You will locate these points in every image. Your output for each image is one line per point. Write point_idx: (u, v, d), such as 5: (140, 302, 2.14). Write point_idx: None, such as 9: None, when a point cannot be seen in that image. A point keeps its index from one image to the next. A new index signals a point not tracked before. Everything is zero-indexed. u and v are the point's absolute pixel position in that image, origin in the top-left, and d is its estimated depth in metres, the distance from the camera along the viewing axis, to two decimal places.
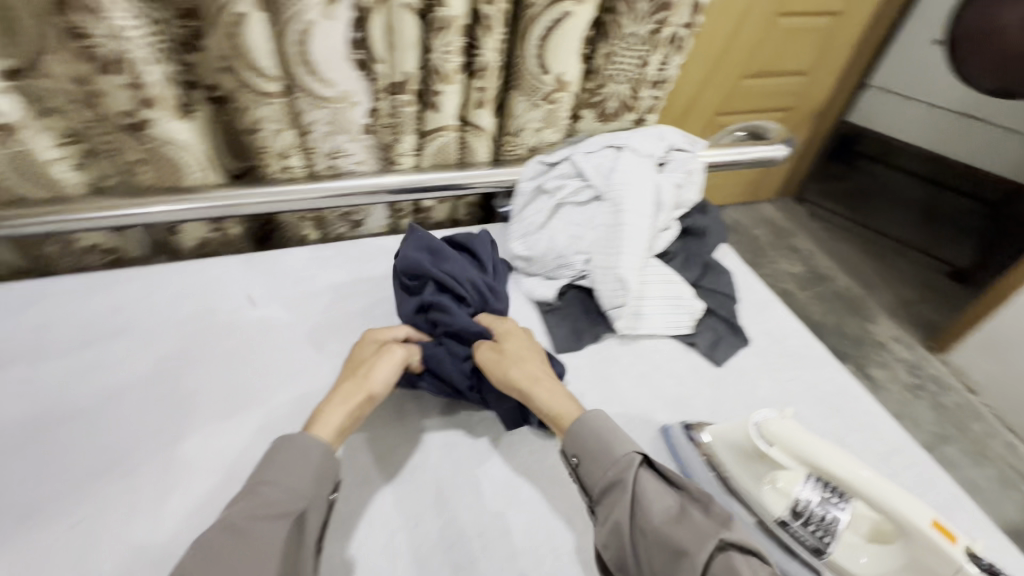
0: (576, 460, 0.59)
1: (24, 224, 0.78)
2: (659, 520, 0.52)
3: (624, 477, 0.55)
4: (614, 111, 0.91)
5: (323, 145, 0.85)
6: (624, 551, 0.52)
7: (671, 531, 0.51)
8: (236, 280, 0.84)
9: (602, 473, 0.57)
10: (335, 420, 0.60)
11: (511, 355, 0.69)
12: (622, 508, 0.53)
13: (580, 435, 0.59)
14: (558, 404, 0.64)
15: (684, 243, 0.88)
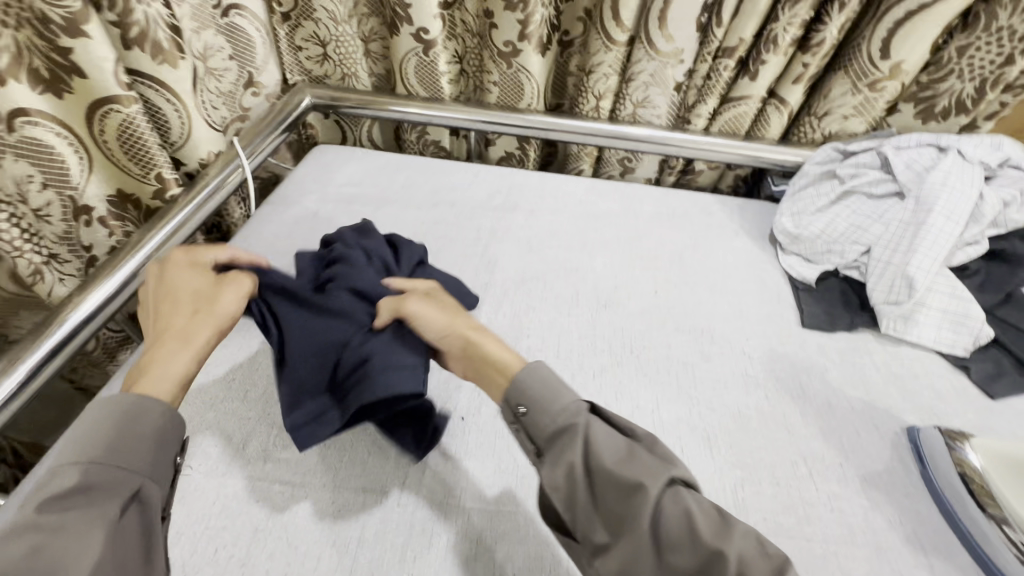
0: (523, 409, 0.50)
1: (411, 113, 1.08)
2: (618, 463, 0.45)
3: (577, 423, 0.48)
4: (943, 110, 0.86)
5: (637, 92, 0.99)
6: (573, 497, 0.46)
7: (621, 471, 0.44)
8: (533, 187, 1.04)
9: (550, 420, 0.49)
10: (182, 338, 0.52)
11: (426, 314, 0.59)
12: (576, 453, 0.46)
13: (533, 376, 0.51)
14: (489, 347, 0.56)
15: (988, 266, 0.80)
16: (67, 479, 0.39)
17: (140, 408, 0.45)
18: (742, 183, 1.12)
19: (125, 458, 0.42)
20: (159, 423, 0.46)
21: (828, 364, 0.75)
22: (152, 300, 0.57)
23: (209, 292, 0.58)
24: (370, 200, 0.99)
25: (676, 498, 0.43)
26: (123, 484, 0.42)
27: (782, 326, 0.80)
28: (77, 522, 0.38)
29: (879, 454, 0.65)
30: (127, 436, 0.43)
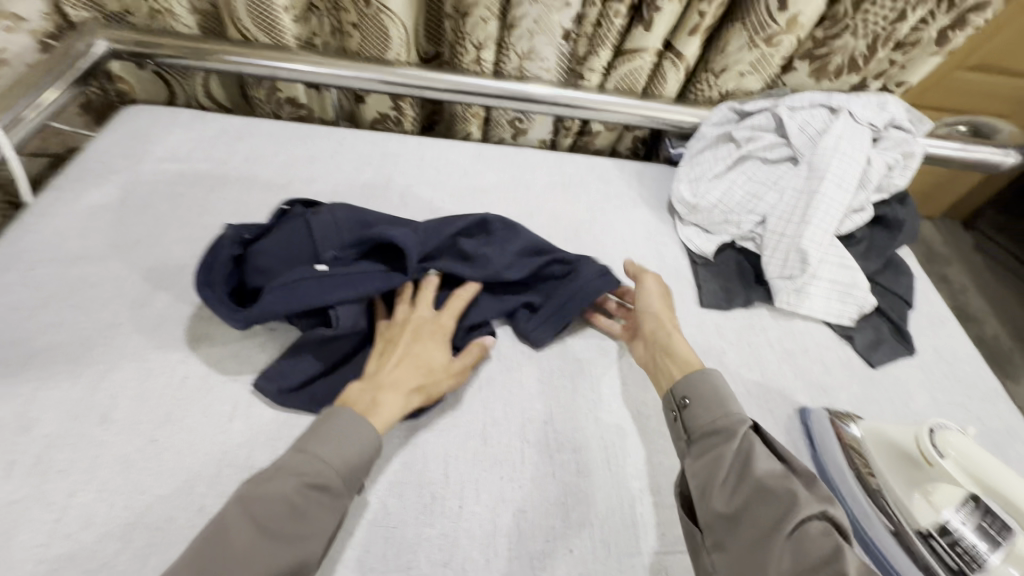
0: (686, 402, 0.55)
1: (250, 64, 0.86)
2: (765, 474, 0.47)
3: (736, 429, 0.50)
4: (836, 68, 0.82)
5: (522, 43, 0.85)
6: (712, 482, 0.48)
7: (766, 481, 0.46)
8: (410, 155, 0.89)
9: (708, 418, 0.52)
10: (404, 380, 0.56)
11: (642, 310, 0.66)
12: (728, 452, 0.49)
13: (702, 381, 0.55)
14: (682, 352, 0.60)
15: (871, 232, 0.79)
16: (285, 483, 0.45)
17: (353, 424, 0.50)
18: (641, 145, 1.04)
19: (335, 473, 0.47)
20: (361, 448, 0.49)
21: (727, 345, 0.72)
22: (389, 340, 0.60)
23: (439, 362, 0.58)
24: (201, 179, 0.79)
25: (822, 527, 0.43)
26: (332, 483, 0.47)
27: (683, 307, 0.75)
28: (302, 518, 0.45)
29: (773, 439, 0.63)
30: (349, 455, 0.48)
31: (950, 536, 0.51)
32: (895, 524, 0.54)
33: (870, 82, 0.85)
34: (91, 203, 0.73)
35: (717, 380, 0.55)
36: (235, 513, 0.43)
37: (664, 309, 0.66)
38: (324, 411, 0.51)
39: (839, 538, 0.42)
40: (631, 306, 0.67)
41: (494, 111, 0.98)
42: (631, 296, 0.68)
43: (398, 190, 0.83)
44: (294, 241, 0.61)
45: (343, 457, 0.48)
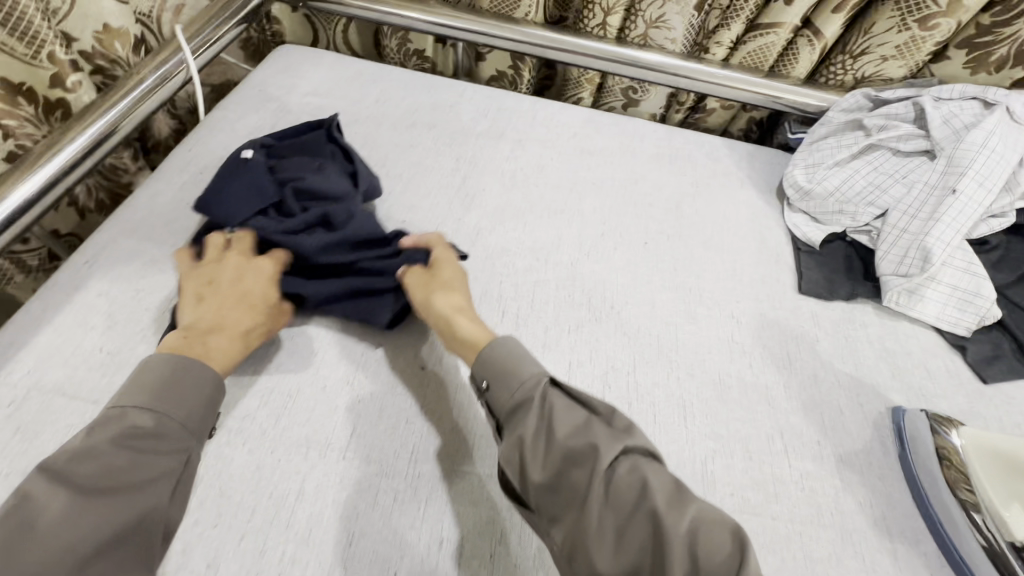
0: (484, 383, 0.52)
1: (391, 13, 0.94)
2: (563, 432, 0.45)
3: (533, 396, 0.48)
4: (999, 61, 0.75)
5: (651, 9, 0.85)
6: (526, 452, 0.46)
7: (572, 441, 0.45)
8: (523, 112, 0.93)
9: (510, 394, 0.49)
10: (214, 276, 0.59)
11: (438, 282, 0.61)
12: (530, 424, 0.47)
13: (502, 349, 0.52)
14: (473, 334, 0.56)
15: (1009, 242, 0.73)
16: (107, 435, 0.43)
17: (191, 367, 0.49)
18: (755, 126, 1.01)
19: (166, 421, 0.46)
20: (200, 373, 0.49)
21: (820, 333, 0.70)
22: (207, 272, 0.59)
23: (460, 302, 0.59)
24: (339, 114, 0.88)
25: (634, 467, 0.42)
26: (167, 429, 0.46)
27: (777, 290, 0.74)
28: (133, 467, 0.42)
29: (857, 431, 0.62)
30: (180, 384, 0.48)
31: None
32: (990, 541, 0.52)
33: None
34: (249, 125, 0.83)
35: (514, 347, 0.53)
36: (53, 469, 0.40)
37: (464, 291, 0.61)
38: (138, 361, 0.49)
39: (653, 471, 0.42)
40: (428, 279, 0.61)
41: (608, 78, 1.00)
42: (433, 266, 0.62)
43: (509, 144, 0.87)
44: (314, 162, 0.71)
45: (187, 388, 0.48)
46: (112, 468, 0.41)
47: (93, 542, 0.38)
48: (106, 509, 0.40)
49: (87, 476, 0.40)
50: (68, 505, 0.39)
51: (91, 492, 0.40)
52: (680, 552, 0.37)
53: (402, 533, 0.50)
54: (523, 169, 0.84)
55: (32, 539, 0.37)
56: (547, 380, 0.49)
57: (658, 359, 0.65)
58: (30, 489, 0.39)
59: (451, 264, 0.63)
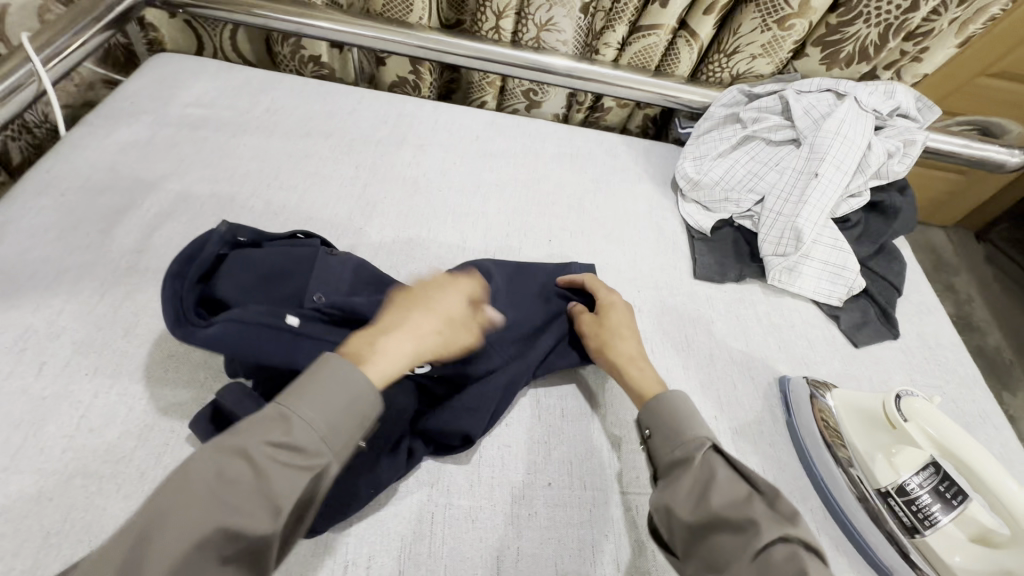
0: (647, 432, 0.53)
1: (275, 17, 0.90)
2: (721, 506, 0.44)
3: (692, 458, 0.48)
4: (847, 56, 0.84)
5: (540, 13, 0.87)
6: (672, 502, 0.47)
7: (721, 505, 0.45)
8: (426, 117, 0.92)
9: (668, 451, 0.50)
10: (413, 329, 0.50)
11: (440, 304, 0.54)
12: (684, 484, 0.47)
13: (678, 405, 0.53)
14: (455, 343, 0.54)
15: (867, 220, 0.81)
16: (250, 442, 0.37)
17: (344, 379, 0.42)
18: (651, 124, 1.06)
19: (315, 433, 0.40)
20: (361, 401, 0.42)
21: (714, 314, 0.75)
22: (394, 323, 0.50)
23: (458, 315, 0.55)
24: (224, 125, 0.83)
25: (786, 544, 0.41)
26: (310, 443, 0.39)
27: (675, 276, 0.78)
28: (274, 481, 0.37)
29: (750, 402, 0.66)
30: (345, 418, 0.41)
31: (907, 495, 0.55)
32: (862, 491, 0.57)
33: (879, 72, 0.87)
34: (121, 139, 0.77)
35: (689, 403, 0.54)
36: (202, 462, 0.36)
37: (635, 334, 0.62)
38: (320, 357, 0.43)
39: (783, 557, 0.40)
40: (599, 326, 0.62)
41: (509, 80, 1.01)
42: (599, 314, 0.64)
43: (412, 149, 0.86)
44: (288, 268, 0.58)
45: (342, 411, 0.41)
46: (255, 470, 0.37)
47: (187, 548, 0.33)
48: (231, 511, 0.35)
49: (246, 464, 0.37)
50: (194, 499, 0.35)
51: (214, 491, 0.35)
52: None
53: (303, 562, 0.48)
54: (427, 174, 0.83)
55: (161, 531, 0.33)
56: (710, 447, 0.49)
57: (596, 379, 0.65)
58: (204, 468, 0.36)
59: (626, 320, 0.63)
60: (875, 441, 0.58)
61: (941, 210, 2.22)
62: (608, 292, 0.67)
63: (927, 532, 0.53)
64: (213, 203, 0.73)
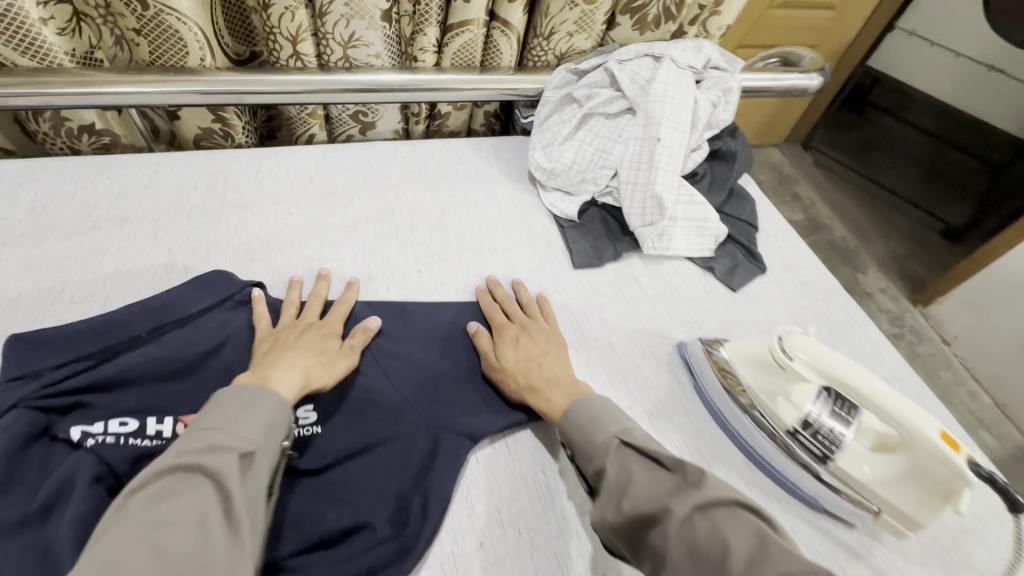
0: (569, 452, 0.54)
1: (10, 94, 0.72)
2: (637, 498, 0.45)
3: (607, 464, 0.49)
4: (654, 19, 0.86)
5: (339, 30, 0.79)
6: (606, 511, 0.46)
7: (639, 506, 0.44)
8: (246, 172, 0.80)
9: (588, 463, 0.51)
10: (299, 361, 0.54)
11: (284, 348, 0.56)
12: (609, 490, 0.47)
13: (587, 410, 0.54)
14: (298, 351, 0.56)
15: (710, 167, 0.85)
16: (176, 458, 0.39)
17: (250, 402, 0.45)
18: (494, 120, 1.02)
19: (227, 437, 0.42)
20: (270, 423, 0.45)
21: (603, 302, 0.73)
22: (274, 338, 0.58)
23: (334, 347, 0.59)
24: None
25: (705, 513, 0.42)
26: (231, 441, 0.41)
27: (556, 271, 0.76)
28: (193, 483, 0.38)
29: (657, 378, 0.66)
30: (254, 420, 0.44)
31: (812, 426, 0.57)
32: (773, 433, 0.58)
33: (687, 28, 0.90)
34: None
35: (606, 406, 0.55)
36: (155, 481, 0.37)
37: (529, 330, 0.65)
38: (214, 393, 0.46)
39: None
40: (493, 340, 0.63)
41: (331, 107, 0.92)
42: (497, 326, 0.65)
43: (235, 214, 0.74)
44: None
45: (262, 425, 0.45)
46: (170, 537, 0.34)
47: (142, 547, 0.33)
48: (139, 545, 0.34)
49: (219, 488, 0.38)
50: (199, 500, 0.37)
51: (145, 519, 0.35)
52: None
53: None
54: (262, 237, 0.72)
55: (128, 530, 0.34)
56: (618, 444, 0.50)
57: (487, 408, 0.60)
58: (206, 502, 0.37)
59: (500, 320, 0.66)
60: (763, 384, 0.60)
61: (769, 132, 2.50)
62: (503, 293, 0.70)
63: (834, 458, 0.55)
64: None
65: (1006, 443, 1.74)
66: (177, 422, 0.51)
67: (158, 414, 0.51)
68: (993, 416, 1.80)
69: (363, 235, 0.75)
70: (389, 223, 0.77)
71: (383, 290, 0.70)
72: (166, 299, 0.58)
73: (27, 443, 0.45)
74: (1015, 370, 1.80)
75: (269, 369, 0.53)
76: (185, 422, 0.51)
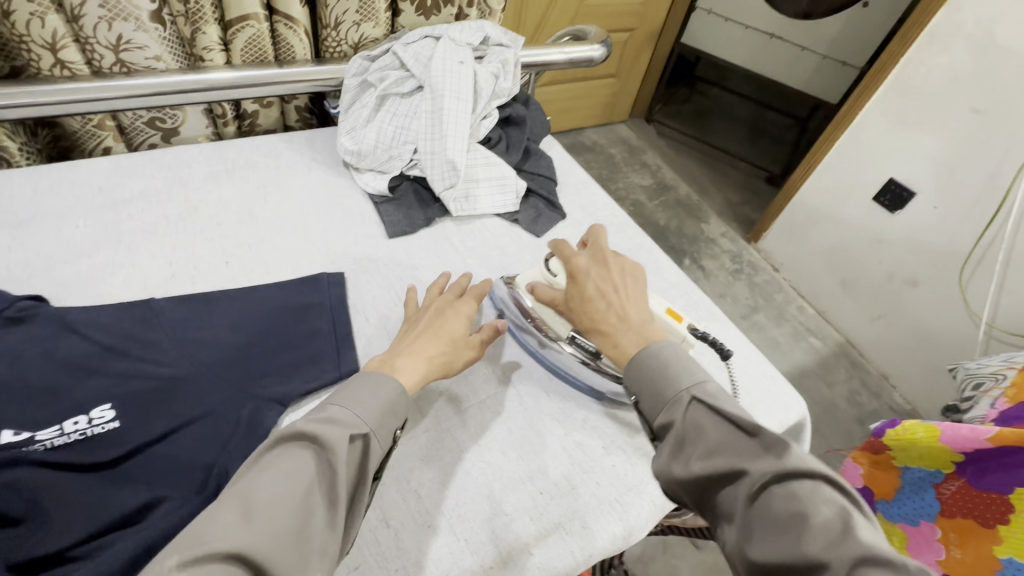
0: (635, 398, 0.54)
1: None
2: (716, 463, 0.45)
3: (675, 416, 0.49)
4: (433, 4, 0.95)
5: (103, 33, 0.77)
6: (682, 450, 0.48)
7: (712, 465, 0.46)
8: (20, 190, 0.75)
9: (655, 412, 0.51)
10: (426, 351, 0.58)
11: (429, 324, 0.62)
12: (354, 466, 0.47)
13: (656, 357, 0.53)
14: (432, 335, 0.60)
15: (507, 132, 0.95)
16: (304, 430, 0.46)
17: (379, 383, 0.52)
18: (311, 114, 1.05)
19: (355, 417, 0.48)
20: (394, 399, 0.52)
21: (418, 262, 0.79)
22: (412, 323, 0.63)
23: (460, 332, 0.62)
24: None
25: (783, 485, 0.43)
26: (343, 416, 0.48)
27: (371, 243, 0.80)
28: (294, 459, 0.44)
29: None
30: (381, 404, 0.51)
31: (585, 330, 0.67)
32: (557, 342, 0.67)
33: (469, 10, 1.00)
34: None
35: (667, 352, 0.54)
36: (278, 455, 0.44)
37: (587, 297, 0.60)
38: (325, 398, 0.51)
39: (734, 487, 0.45)
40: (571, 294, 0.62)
41: (121, 117, 0.89)
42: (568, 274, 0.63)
43: (9, 234, 0.70)
44: None
45: (378, 408, 0.50)
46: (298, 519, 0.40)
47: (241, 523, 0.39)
48: (265, 509, 0.40)
49: (322, 458, 0.45)
50: (314, 488, 0.43)
51: (252, 501, 0.40)
52: (789, 543, 0.40)
53: None
54: (45, 252, 0.69)
55: (271, 498, 0.41)
56: (690, 397, 0.49)
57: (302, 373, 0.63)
58: (312, 480, 0.43)
59: (467, 307, 0.65)
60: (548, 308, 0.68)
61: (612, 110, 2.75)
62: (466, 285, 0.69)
63: (602, 355, 0.65)
64: None
65: (830, 343, 1.97)
66: None
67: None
68: (818, 324, 2.03)
69: (165, 235, 0.74)
70: (193, 221, 0.77)
71: (189, 284, 0.70)
72: None
73: None
74: (826, 280, 2.01)
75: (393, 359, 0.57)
76: None
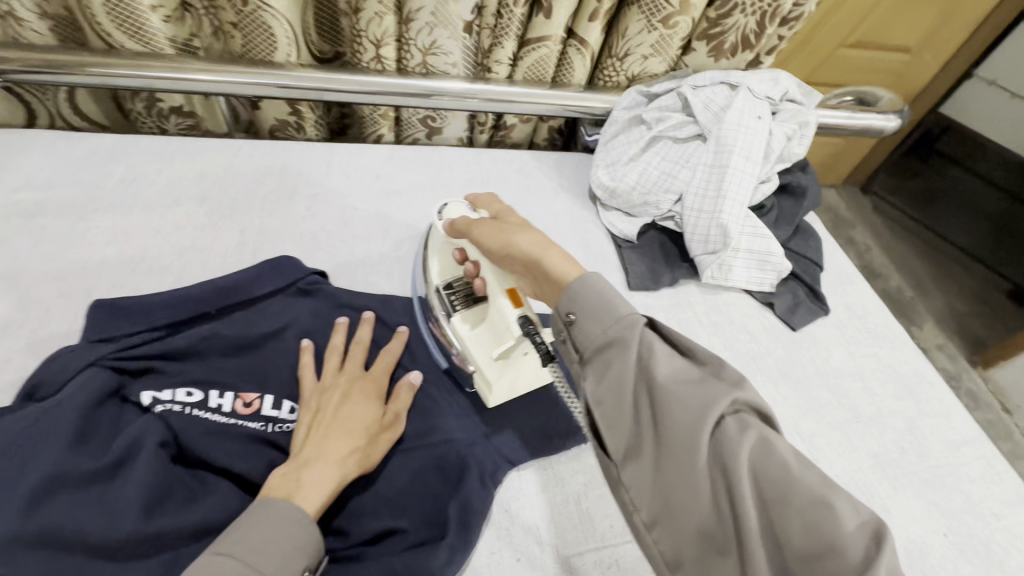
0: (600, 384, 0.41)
1: (119, 74, 0.76)
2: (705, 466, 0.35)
3: (665, 404, 0.38)
4: (731, 47, 0.86)
5: (422, 37, 0.82)
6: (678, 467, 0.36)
7: (722, 470, 0.35)
8: (315, 163, 0.82)
9: (648, 419, 0.39)
10: (337, 450, 0.48)
11: (336, 416, 0.51)
12: None
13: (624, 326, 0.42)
14: (345, 424, 0.51)
15: (778, 201, 0.83)
16: None
17: (279, 515, 0.42)
18: (557, 135, 1.03)
19: (252, 566, 0.39)
20: (300, 546, 0.42)
21: (656, 326, 0.72)
22: (318, 404, 0.52)
23: (376, 419, 0.53)
24: (66, 206, 0.69)
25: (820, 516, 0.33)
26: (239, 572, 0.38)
27: (609, 291, 0.75)
28: None
29: None
30: (288, 547, 0.41)
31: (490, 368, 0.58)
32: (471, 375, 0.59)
33: (763, 58, 0.90)
34: None
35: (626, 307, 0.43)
36: None
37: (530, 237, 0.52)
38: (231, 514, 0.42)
39: (754, 510, 0.34)
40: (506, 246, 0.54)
41: (403, 110, 0.94)
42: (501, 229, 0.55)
43: (303, 203, 0.76)
44: (42, 419, 0.44)
45: (282, 553, 0.40)
46: None
47: None
48: None
49: None
50: None
51: None
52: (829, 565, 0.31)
53: None
54: (326, 229, 0.74)
55: None
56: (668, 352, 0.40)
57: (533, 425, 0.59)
58: None
59: (375, 382, 0.56)
60: None
61: (828, 172, 2.43)
62: (363, 335, 0.59)
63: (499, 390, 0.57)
64: (64, 304, 0.60)
65: None
66: (236, 398, 0.52)
67: (220, 387, 0.52)
68: None
69: (423, 234, 0.77)
70: None
71: None
72: (235, 278, 0.59)
73: (106, 398, 0.48)
74: None
75: (306, 458, 0.47)
76: (243, 399, 0.52)
